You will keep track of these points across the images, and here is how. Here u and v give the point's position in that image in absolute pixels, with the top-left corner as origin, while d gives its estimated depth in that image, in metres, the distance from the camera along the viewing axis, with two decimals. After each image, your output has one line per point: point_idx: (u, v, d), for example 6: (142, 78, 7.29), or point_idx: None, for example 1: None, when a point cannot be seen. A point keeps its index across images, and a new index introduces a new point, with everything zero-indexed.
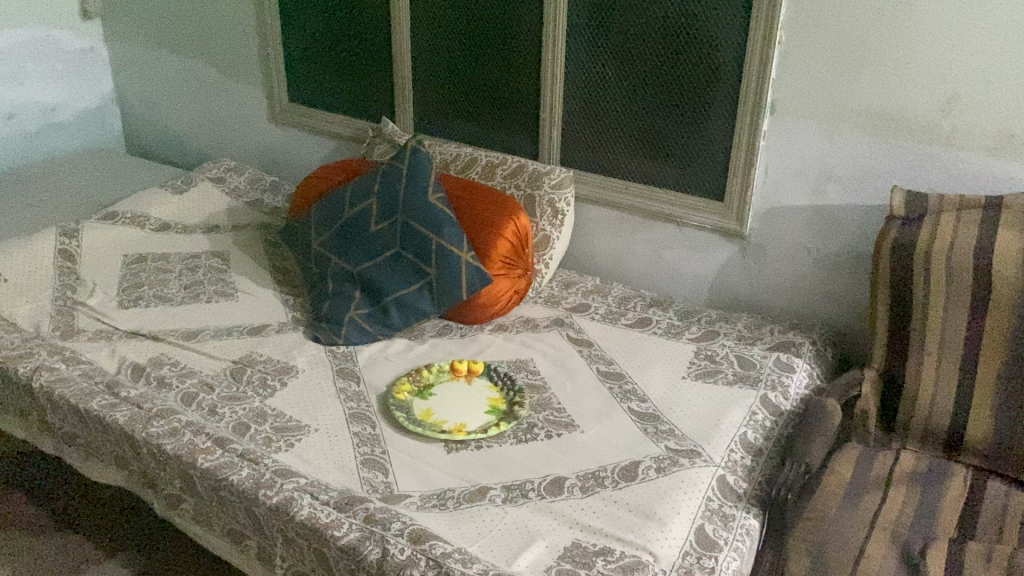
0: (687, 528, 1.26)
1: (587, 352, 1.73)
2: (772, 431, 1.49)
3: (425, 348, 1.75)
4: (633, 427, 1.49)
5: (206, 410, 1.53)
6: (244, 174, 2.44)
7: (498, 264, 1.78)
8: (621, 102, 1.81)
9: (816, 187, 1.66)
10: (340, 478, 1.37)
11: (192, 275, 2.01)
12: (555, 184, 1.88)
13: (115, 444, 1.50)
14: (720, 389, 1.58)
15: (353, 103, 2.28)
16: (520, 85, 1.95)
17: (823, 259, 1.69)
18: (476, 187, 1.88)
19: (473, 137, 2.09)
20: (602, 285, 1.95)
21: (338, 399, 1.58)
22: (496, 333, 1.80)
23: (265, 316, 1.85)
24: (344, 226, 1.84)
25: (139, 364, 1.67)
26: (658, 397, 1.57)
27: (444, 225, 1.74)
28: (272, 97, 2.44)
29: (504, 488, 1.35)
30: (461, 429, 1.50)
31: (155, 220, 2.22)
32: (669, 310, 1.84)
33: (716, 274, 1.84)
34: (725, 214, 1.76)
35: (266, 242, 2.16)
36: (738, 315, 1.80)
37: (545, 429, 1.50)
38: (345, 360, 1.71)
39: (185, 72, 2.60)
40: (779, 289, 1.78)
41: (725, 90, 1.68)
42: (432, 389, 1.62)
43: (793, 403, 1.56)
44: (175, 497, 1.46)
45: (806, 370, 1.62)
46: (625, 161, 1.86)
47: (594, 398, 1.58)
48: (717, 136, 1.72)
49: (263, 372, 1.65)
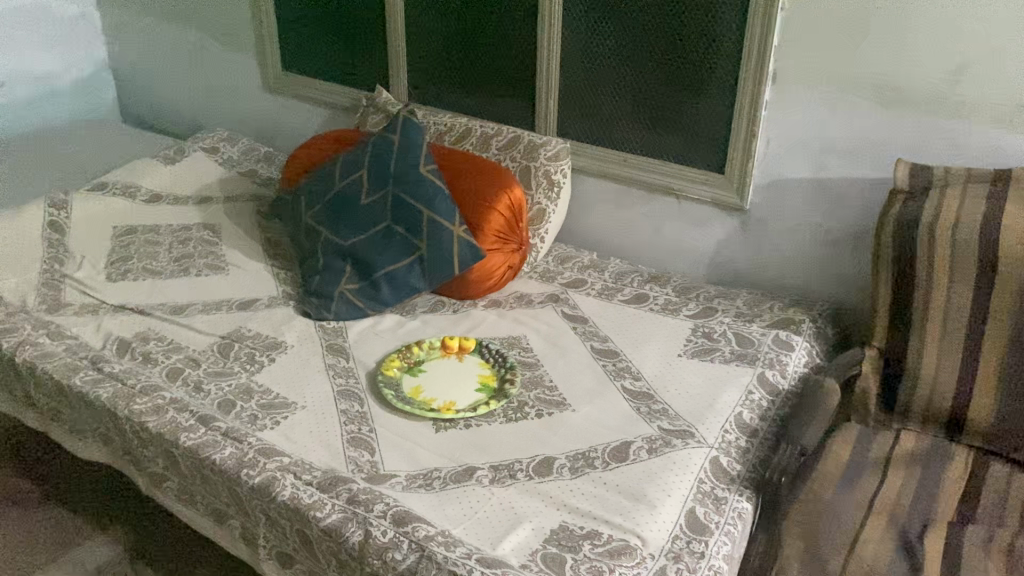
0: (677, 512, 1.23)
1: (581, 329, 1.69)
2: (769, 411, 1.46)
3: (417, 324, 1.72)
4: (626, 406, 1.46)
5: (191, 386, 1.51)
6: (237, 144, 2.40)
7: (491, 238, 1.74)
8: (619, 71, 1.76)
9: (818, 159, 1.60)
10: (326, 457, 1.34)
11: (183, 247, 1.98)
12: (551, 156, 1.84)
13: (98, 420, 1.48)
14: (716, 367, 1.54)
15: (346, 71, 2.23)
16: (516, 54, 1.90)
17: (825, 234, 1.65)
18: (470, 159, 1.83)
19: (469, 108, 2.04)
20: (599, 260, 1.91)
21: (325, 375, 1.55)
22: (489, 310, 1.77)
23: (255, 290, 1.82)
24: (334, 198, 1.80)
25: (125, 339, 1.64)
26: (653, 375, 1.54)
27: (436, 198, 1.71)
28: (265, 67, 2.39)
29: (491, 468, 1.32)
30: (450, 408, 1.47)
31: (146, 191, 2.19)
32: (667, 285, 1.80)
33: (715, 249, 1.79)
34: (725, 187, 1.71)
35: (259, 214, 2.13)
36: (737, 291, 1.75)
37: (535, 408, 1.47)
38: (334, 336, 1.67)
39: (178, 39, 2.55)
40: (780, 265, 1.73)
41: (726, 58, 1.62)
42: (422, 366, 1.59)
43: (792, 382, 1.53)
44: (158, 475, 1.43)
45: (805, 348, 1.58)
46: (623, 132, 1.81)
47: (587, 376, 1.55)
48: (718, 107, 1.67)
49: (250, 347, 1.63)
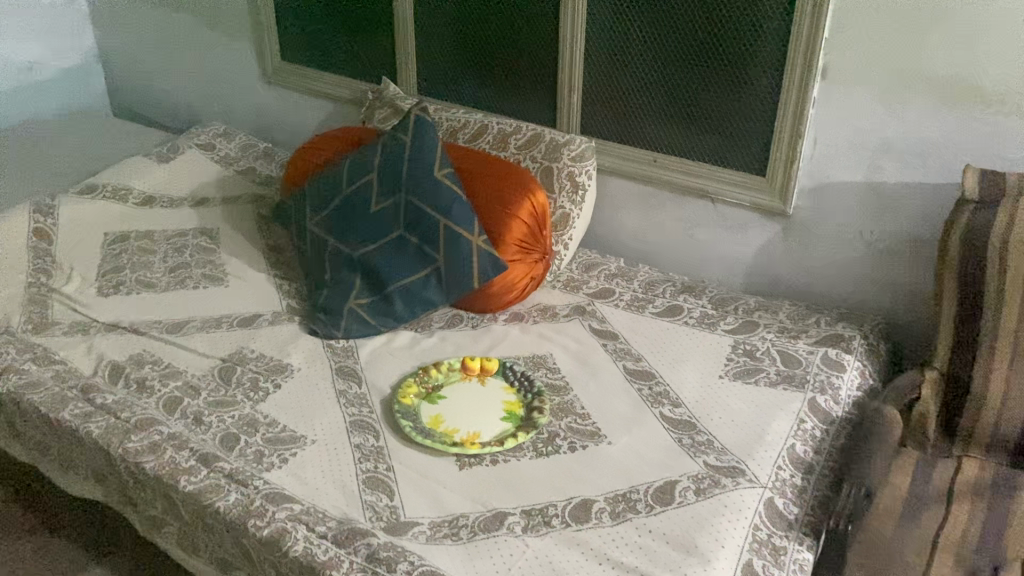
0: (733, 566, 1.11)
1: (612, 346, 1.56)
2: (824, 442, 1.33)
3: (434, 341, 1.59)
4: (667, 437, 1.33)
5: (191, 419, 1.38)
6: (235, 139, 2.25)
7: (513, 248, 1.60)
8: (650, 63, 1.61)
9: (871, 162, 1.47)
10: (340, 502, 1.22)
11: (178, 256, 1.84)
12: (575, 156, 1.70)
13: (90, 458, 1.35)
14: (763, 391, 1.42)
15: (351, 62, 2.08)
16: (536, 44, 1.75)
17: (877, 243, 1.51)
18: (489, 160, 1.69)
19: (483, 102, 1.90)
20: (626, 267, 1.78)
21: (337, 403, 1.43)
22: (510, 324, 1.64)
23: (257, 305, 1.69)
24: (341, 204, 1.67)
25: (118, 363, 1.51)
26: (694, 401, 1.41)
27: (453, 205, 1.57)
28: (262, 56, 2.24)
29: (523, 514, 1.20)
30: (474, 441, 1.34)
31: (139, 192, 2.05)
32: (702, 296, 1.66)
33: (755, 256, 1.65)
34: (767, 190, 1.57)
35: (259, 218, 1.99)
36: (780, 303, 1.62)
37: (568, 440, 1.34)
38: (345, 356, 1.55)
39: (170, 27, 2.40)
40: (826, 275, 1.59)
41: (771, 50, 1.48)
42: (441, 391, 1.46)
43: (845, 407, 1.40)
44: (157, 518, 1.31)
45: (857, 368, 1.46)
46: (653, 129, 1.67)
47: (621, 401, 1.42)
48: (760, 103, 1.53)
49: (255, 372, 1.50)
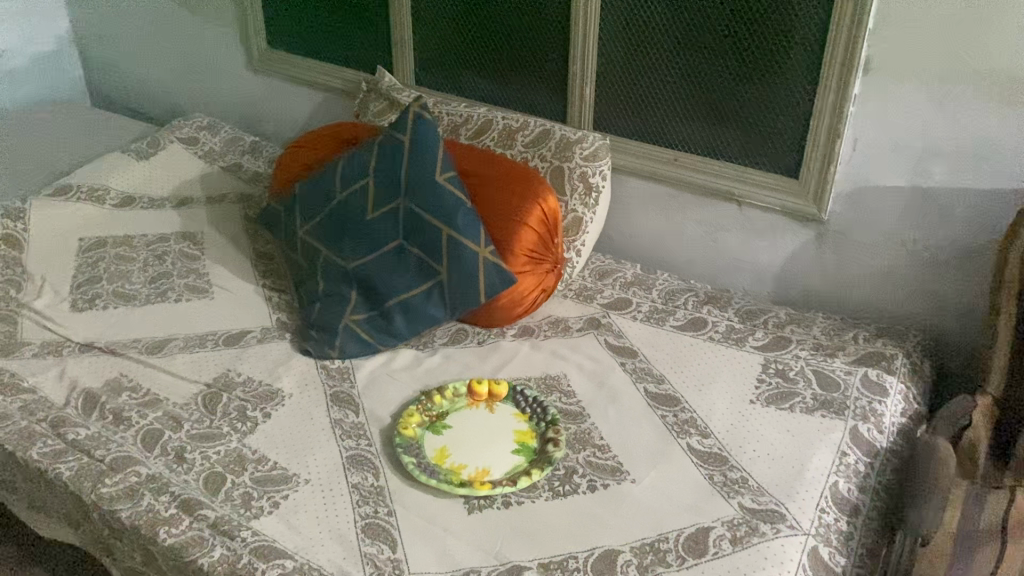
0: None
1: (630, 365, 1.44)
2: (868, 478, 1.22)
3: (437, 361, 1.46)
4: (696, 474, 1.21)
5: (172, 456, 1.26)
6: (219, 133, 2.11)
7: (522, 259, 1.47)
8: (672, 55, 1.48)
9: (916, 164, 1.34)
10: (338, 557, 1.10)
11: (159, 264, 1.71)
12: (588, 156, 1.57)
13: (61, 501, 1.23)
14: (799, 420, 1.29)
15: (343, 49, 1.94)
16: (544, 33, 1.61)
17: (922, 253, 1.39)
18: (495, 161, 1.55)
19: (486, 95, 1.75)
20: (644, 275, 1.64)
21: (332, 436, 1.30)
22: (520, 340, 1.51)
23: (244, 321, 1.56)
24: (335, 210, 1.53)
25: (93, 390, 1.38)
26: (725, 431, 1.28)
27: (457, 212, 1.44)
28: (247, 43, 2.09)
29: (541, 568, 1.08)
30: (484, 480, 1.22)
31: (116, 193, 1.90)
32: (727, 308, 1.54)
33: (785, 265, 1.53)
34: (800, 194, 1.44)
35: (246, 220, 1.85)
36: (812, 316, 1.49)
37: (587, 477, 1.22)
38: (340, 380, 1.42)
39: (146, 10, 2.24)
40: (863, 286, 1.47)
41: (807, 42, 1.34)
42: (446, 420, 1.33)
43: (889, 437, 1.28)
44: (136, 569, 1.19)
45: (900, 391, 1.34)
46: (675, 125, 1.54)
47: (643, 430, 1.30)
48: (794, 99, 1.39)
49: (242, 400, 1.37)
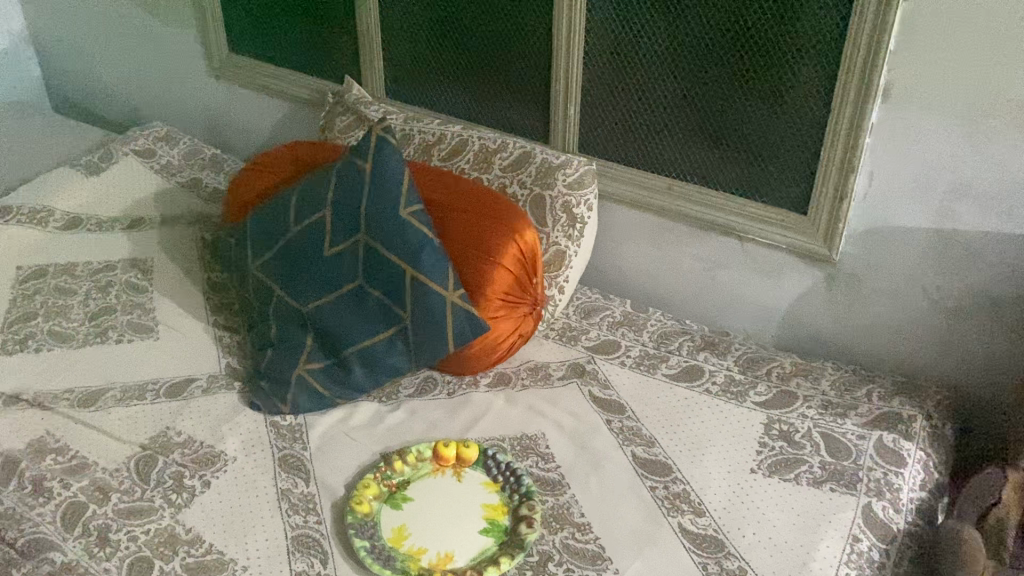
0: None
1: (616, 423, 1.28)
2: (885, 568, 1.06)
3: (401, 417, 1.31)
4: (688, 563, 1.06)
5: (93, 537, 1.11)
6: (178, 145, 1.95)
7: (495, 303, 1.31)
8: (665, 71, 1.31)
9: (940, 203, 1.18)
10: None
11: (102, 298, 1.55)
12: (572, 183, 1.41)
13: None
14: (805, 495, 1.14)
15: (307, 55, 1.77)
16: (526, 44, 1.45)
17: (944, 301, 1.23)
18: (467, 190, 1.39)
19: (461, 110, 1.59)
20: (634, 313, 1.49)
21: (277, 511, 1.15)
22: (494, 391, 1.35)
23: (191, 367, 1.41)
24: (288, 245, 1.37)
25: (13, 453, 1.23)
26: (721, 509, 1.13)
27: (423, 250, 1.28)
28: (206, 47, 1.93)
29: None
30: (446, 569, 1.07)
31: (62, 214, 1.75)
32: (726, 355, 1.38)
33: (791, 307, 1.37)
34: (808, 232, 1.29)
35: (201, 246, 1.70)
36: (820, 367, 1.34)
37: (564, 565, 1.07)
38: (292, 442, 1.27)
39: (101, 10, 2.07)
40: (878, 334, 1.31)
41: (818, 61, 1.18)
42: (406, 491, 1.18)
43: (908, 517, 1.12)
44: None
45: (920, 461, 1.18)
46: (668, 150, 1.38)
47: (628, 505, 1.15)
48: (802, 125, 1.23)
49: (179, 466, 1.22)
